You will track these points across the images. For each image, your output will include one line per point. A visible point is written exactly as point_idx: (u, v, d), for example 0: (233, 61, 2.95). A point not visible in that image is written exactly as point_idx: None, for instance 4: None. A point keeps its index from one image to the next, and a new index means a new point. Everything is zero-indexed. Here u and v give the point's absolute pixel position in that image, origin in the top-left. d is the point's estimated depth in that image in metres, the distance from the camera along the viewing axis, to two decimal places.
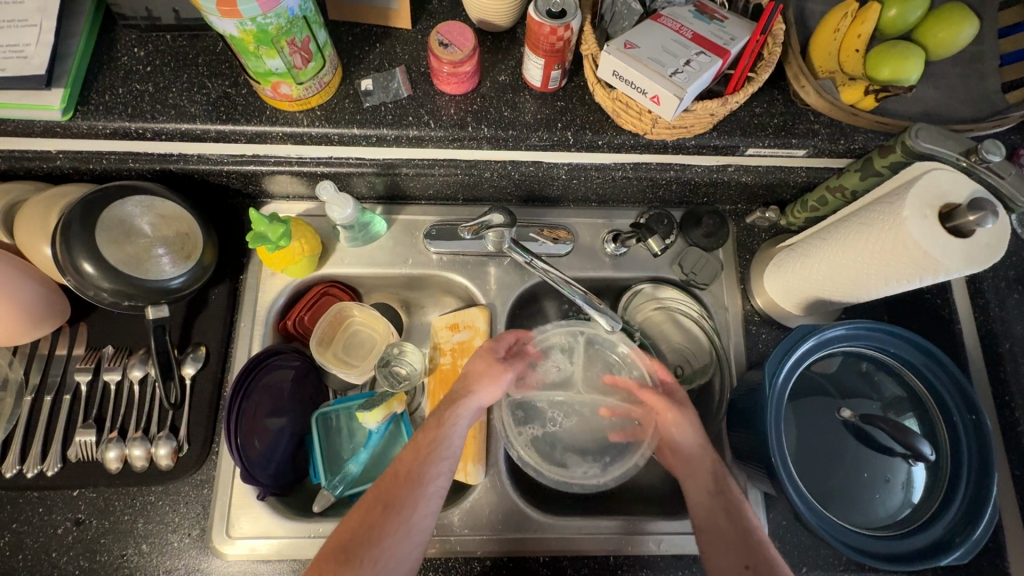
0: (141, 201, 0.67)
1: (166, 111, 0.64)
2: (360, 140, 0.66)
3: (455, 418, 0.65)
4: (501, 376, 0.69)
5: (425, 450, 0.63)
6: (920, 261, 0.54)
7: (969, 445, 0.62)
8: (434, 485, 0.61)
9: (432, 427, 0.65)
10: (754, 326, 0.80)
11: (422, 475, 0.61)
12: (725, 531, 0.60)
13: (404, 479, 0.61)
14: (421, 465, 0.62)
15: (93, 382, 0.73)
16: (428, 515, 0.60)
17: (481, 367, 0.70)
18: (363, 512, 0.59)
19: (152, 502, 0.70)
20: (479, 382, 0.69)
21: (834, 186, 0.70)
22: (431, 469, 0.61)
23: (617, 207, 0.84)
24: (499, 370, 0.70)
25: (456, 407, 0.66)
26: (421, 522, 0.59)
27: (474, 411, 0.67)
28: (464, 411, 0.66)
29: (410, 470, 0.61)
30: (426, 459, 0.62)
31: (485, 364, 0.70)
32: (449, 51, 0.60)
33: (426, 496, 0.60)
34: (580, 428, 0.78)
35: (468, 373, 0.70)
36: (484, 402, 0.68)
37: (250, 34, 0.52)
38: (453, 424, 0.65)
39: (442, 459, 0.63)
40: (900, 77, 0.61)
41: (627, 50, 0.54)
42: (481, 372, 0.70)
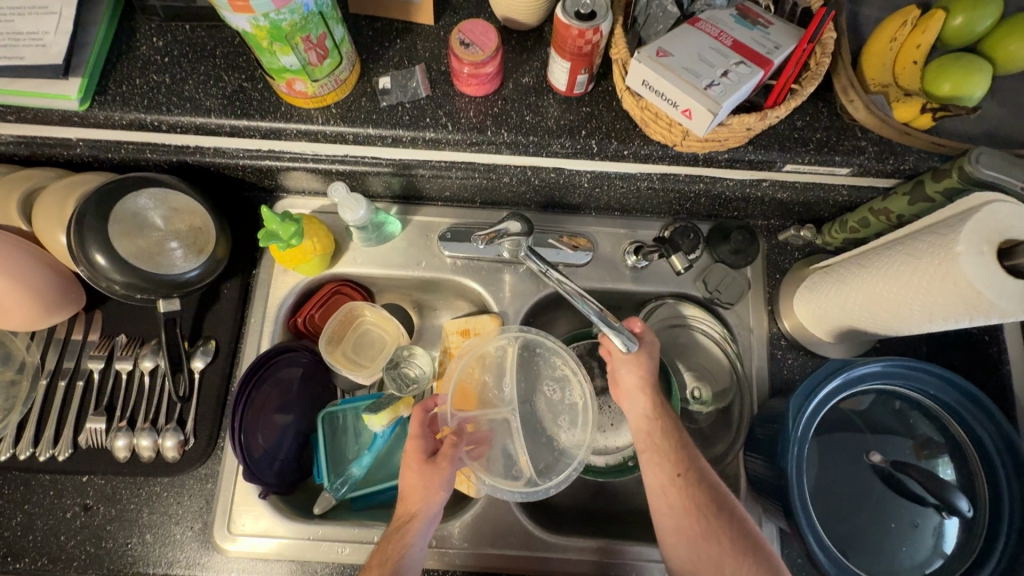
0: (155, 193, 0.67)
1: (181, 103, 0.62)
2: (376, 140, 0.64)
3: (400, 553, 0.59)
4: (439, 482, 0.62)
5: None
6: (973, 303, 0.49)
7: (1012, 501, 0.57)
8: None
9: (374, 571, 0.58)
10: (780, 350, 0.75)
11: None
12: (659, 444, 0.63)
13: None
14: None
15: (106, 370, 0.74)
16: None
17: (413, 483, 0.63)
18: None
19: (158, 493, 0.71)
20: (415, 503, 0.62)
21: (877, 209, 0.65)
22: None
23: (641, 218, 0.80)
24: (433, 476, 0.62)
25: (402, 537, 0.60)
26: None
27: (425, 530, 0.61)
28: (409, 541, 0.59)
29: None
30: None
31: (419, 476, 0.63)
32: (471, 51, 0.57)
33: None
34: (538, 438, 0.74)
35: (403, 494, 0.63)
36: (431, 516, 0.61)
37: (263, 30, 0.50)
38: (397, 561, 0.58)
39: None
40: (961, 94, 0.56)
41: (659, 58, 0.49)
42: (415, 490, 0.62)
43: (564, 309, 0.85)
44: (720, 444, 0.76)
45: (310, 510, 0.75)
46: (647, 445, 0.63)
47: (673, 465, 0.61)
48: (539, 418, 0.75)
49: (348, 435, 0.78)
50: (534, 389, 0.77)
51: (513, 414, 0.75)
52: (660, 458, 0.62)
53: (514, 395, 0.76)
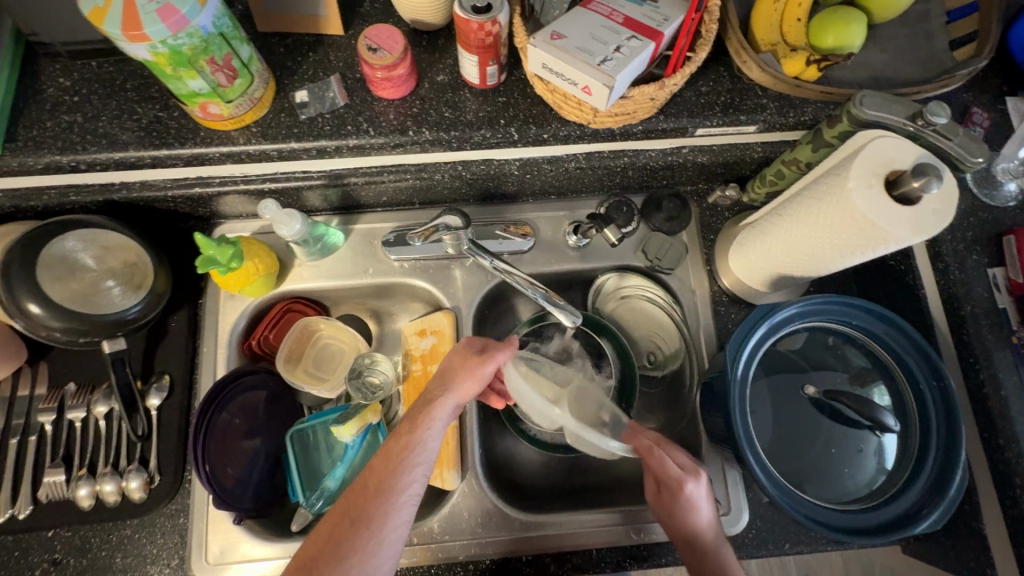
0: (83, 235, 0.66)
1: (97, 140, 0.62)
2: (301, 153, 0.64)
3: (426, 422, 0.58)
4: (479, 372, 0.61)
5: (396, 458, 0.56)
6: (870, 233, 0.53)
7: (937, 411, 0.61)
8: (405, 495, 0.54)
9: (401, 435, 0.58)
10: (723, 306, 0.79)
11: (391, 486, 0.54)
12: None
13: (373, 490, 0.54)
14: (391, 473, 0.55)
15: (58, 421, 0.72)
16: (401, 524, 0.53)
17: (457, 363, 0.63)
18: (332, 526, 0.53)
19: (129, 536, 0.70)
20: (454, 381, 0.61)
21: (788, 160, 0.68)
22: (401, 480, 0.54)
23: (578, 198, 0.83)
24: (475, 364, 0.62)
25: (430, 408, 0.59)
26: (393, 535, 0.52)
27: (451, 410, 0.60)
28: (436, 414, 0.59)
29: (380, 482, 0.54)
30: (398, 468, 0.55)
31: (462, 360, 0.62)
32: (379, 56, 0.59)
33: (398, 508, 0.53)
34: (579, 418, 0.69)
35: (446, 369, 0.62)
36: (459, 399, 0.61)
37: (163, 56, 0.50)
38: (425, 431, 0.58)
39: (414, 467, 0.56)
40: (844, 45, 0.60)
41: (553, 41, 0.52)
42: (459, 370, 0.62)
43: (516, 297, 0.86)
44: (679, 404, 0.80)
45: (287, 530, 0.75)
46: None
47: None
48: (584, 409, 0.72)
49: (320, 450, 0.78)
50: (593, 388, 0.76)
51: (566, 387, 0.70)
52: None
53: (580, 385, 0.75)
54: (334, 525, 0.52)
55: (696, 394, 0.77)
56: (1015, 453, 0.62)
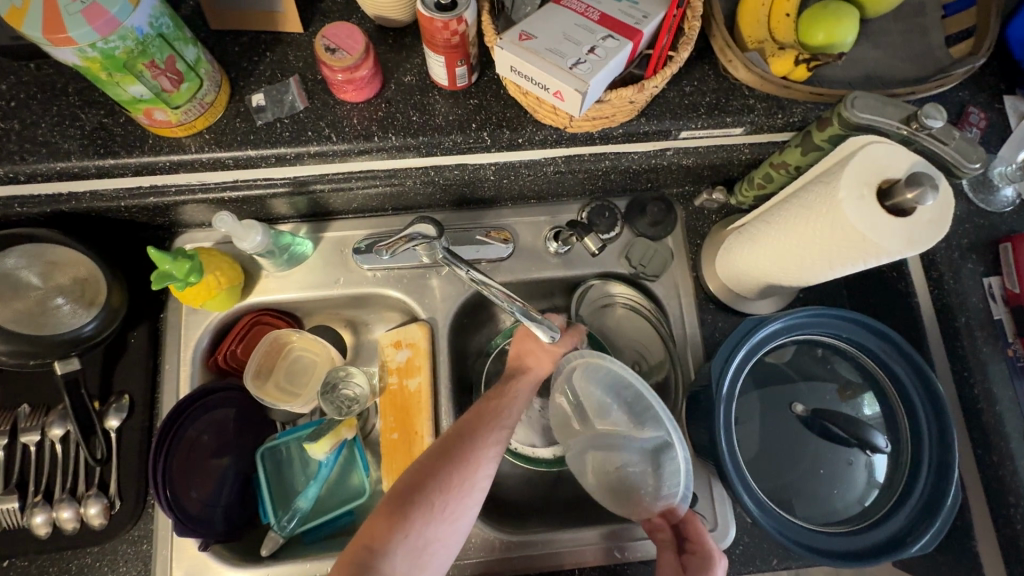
0: (28, 251, 0.63)
1: (38, 149, 0.58)
2: (259, 161, 0.60)
3: (513, 388, 0.62)
4: (560, 354, 0.65)
5: (485, 417, 0.58)
6: (861, 246, 0.50)
7: (929, 428, 0.59)
8: (491, 450, 0.56)
9: (489, 398, 0.61)
10: (709, 314, 0.76)
11: (484, 438, 0.57)
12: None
13: (467, 437, 0.56)
14: (481, 427, 0.58)
15: (11, 444, 0.68)
16: (487, 476, 0.56)
17: (536, 345, 0.67)
18: (423, 466, 0.55)
19: (89, 564, 0.66)
20: (534, 360, 0.65)
21: (777, 162, 0.65)
22: (493, 434, 0.57)
23: (559, 202, 0.79)
24: (555, 349, 0.65)
25: (514, 382, 0.63)
26: (482, 482, 0.55)
27: (533, 385, 0.64)
28: (522, 385, 0.63)
29: (474, 433, 0.57)
30: (488, 423, 0.58)
31: (542, 343, 0.67)
32: (338, 57, 0.54)
33: (488, 459, 0.56)
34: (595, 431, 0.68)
35: (524, 348, 0.66)
36: (540, 376, 0.65)
37: (94, 62, 0.46)
38: (511, 397, 0.61)
39: (501, 427, 0.58)
40: (835, 43, 0.57)
41: (522, 42, 0.48)
42: (540, 351, 0.65)
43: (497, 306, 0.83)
44: None
45: (258, 553, 0.72)
46: None
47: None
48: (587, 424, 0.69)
49: (293, 468, 0.75)
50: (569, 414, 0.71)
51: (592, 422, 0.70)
52: None
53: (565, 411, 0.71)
54: (427, 463, 0.55)
55: (682, 406, 0.74)
56: (1009, 471, 0.60)
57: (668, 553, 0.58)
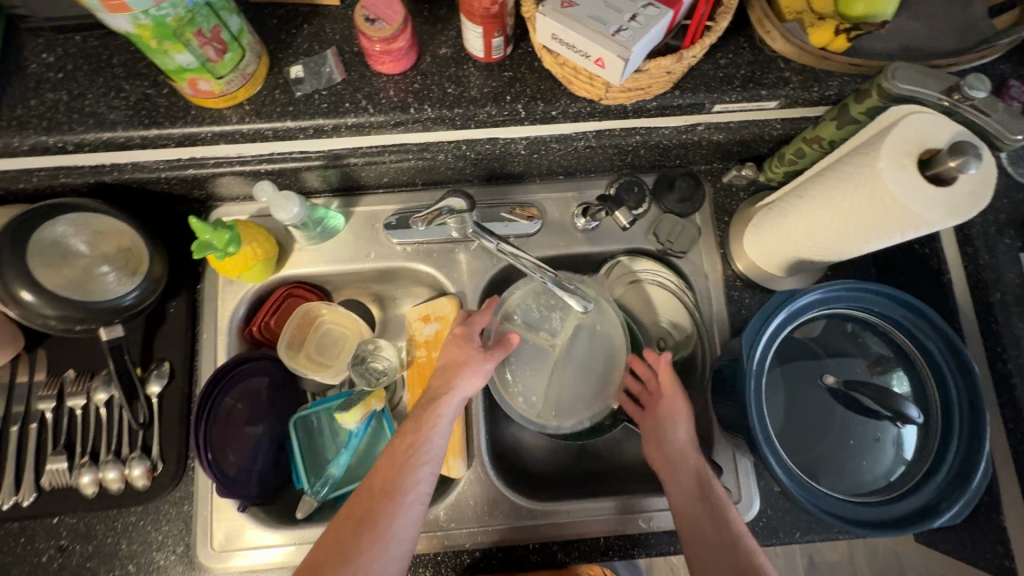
0: (74, 219, 0.64)
1: (84, 120, 0.59)
2: (297, 133, 0.62)
3: (433, 420, 0.61)
4: (481, 367, 0.64)
5: (400, 461, 0.58)
6: (899, 217, 0.50)
7: (961, 401, 0.59)
8: (412, 494, 0.56)
9: (407, 434, 0.60)
10: (736, 291, 0.76)
11: (398, 488, 0.56)
12: (711, 540, 0.56)
13: (380, 490, 0.56)
14: (398, 473, 0.57)
15: (59, 408, 0.71)
16: (409, 524, 0.55)
17: (458, 357, 0.65)
18: (338, 531, 0.54)
19: (134, 523, 0.69)
20: (453, 380, 0.63)
21: (810, 137, 0.65)
22: (408, 479, 0.57)
23: (586, 178, 0.79)
24: (474, 357, 0.64)
25: (435, 408, 0.61)
26: (401, 532, 0.55)
27: (459, 403, 0.63)
28: (444, 411, 0.61)
29: (387, 483, 0.57)
30: (403, 468, 0.57)
31: (463, 354, 0.65)
32: (378, 27, 0.55)
33: (406, 506, 0.56)
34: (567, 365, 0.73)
35: (446, 366, 0.65)
36: (465, 395, 0.63)
37: (147, 29, 0.47)
38: (428, 431, 0.60)
39: (421, 466, 0.58)
40: (876, 13, 0.56)
41: (565, 10, 0.48)
42: (459, 365, 0.64)
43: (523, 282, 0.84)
44: (690, 390, 0.78)
45: (292, 517, 0.75)
46: (694, 524, 0.58)
47: (732, 564, 0.54)
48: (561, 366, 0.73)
49: (323, 437, 0.77)
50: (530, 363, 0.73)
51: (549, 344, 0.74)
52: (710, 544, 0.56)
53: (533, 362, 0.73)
54: (341, 528, 0.54)
55: (708, 381, 0.75)
56: None
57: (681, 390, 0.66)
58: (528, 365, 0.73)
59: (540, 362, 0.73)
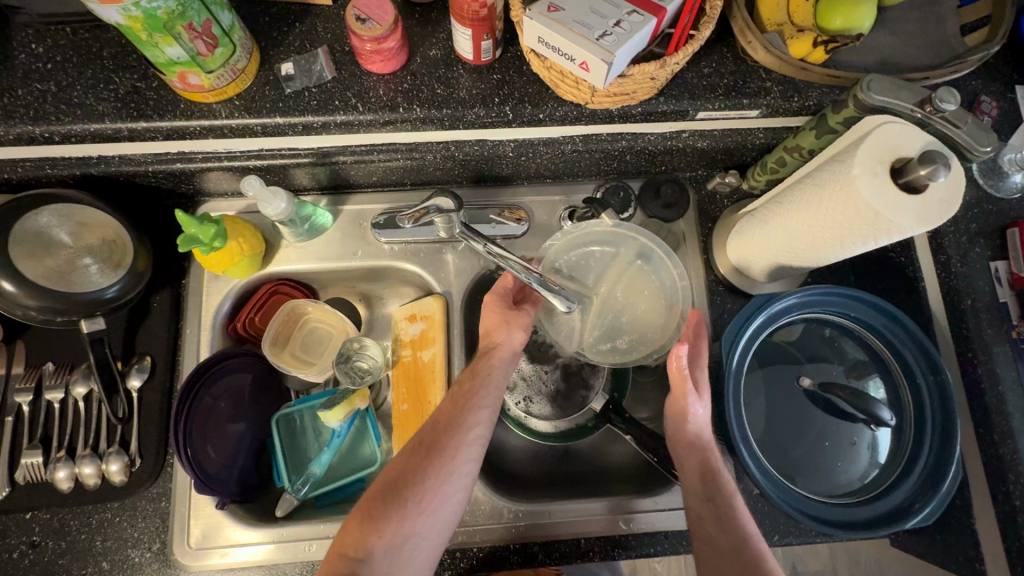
0: (57, 210, 0.64)
1: (72, 110, 0.59)
2: (286, 129, 0.62)
3: (489, 370, 0.64)
4: (522, 321, 0.69)
5: (462, 401, 0.61)
6: (873, 222, 0.51)
7: (933, 404, 0.61)
8: (473, 433, 0.60)
9: (467, 379, 0.64)
10: (719, 296, 0.77)
11: (461, 424, 0.60)
12: (719, 544, 0.55)
13: (444, 426, 0.59)
14: (459, 412, 0.61)
15: (37, 401, 0.70)
16: (470, 460, 0.58)
17: (503, 315, 0.68)
18: (407, 457, 0.58)
19: (109, 519, 0.68)
20: (500, 334, 0.67)
21: (791, 146, 0.66)
22: (470, 418, 0.60)
23: (574, 182, 0.81)
24: (524, 316, 0.69)
25: (491, 357, 0.65)
26: (463, 466, 0.58)
27: (510, 357, 0.67)
28: (497, 362, 0.65)
29: (450, 420, 0.60)
30: (465, 407, 0.61)
31: (505, 312, 0.69)
32: (369, 27, 0.56)
33: (467, 443, 0.59)
34: (604, 330, 0.74)
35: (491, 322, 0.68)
36: (514, 348, 0.67)
37: (137, 21, 0.48)
38: (486, 376, 0.64)
39: (481, 408, 0.61)
40: (852, 27, 0.58)
41: (550, 14, 0.50)
42: (501, 324, 0.67)
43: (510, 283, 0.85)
44: None
45: (272, 515, 0.74)
46: (703, 534, 0.57)
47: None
48: (596, 329, 0.74)
49: (306, 435, 0.77)
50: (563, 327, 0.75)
51: (591, 296, 0.75)
52: (719, 557, 0.55)
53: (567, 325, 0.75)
54: (409, 456, 0.58)
55: None
56: (1010, 449, 0.62)
57: (685, 387, 0.59)
58: (567, 315, 0.75)
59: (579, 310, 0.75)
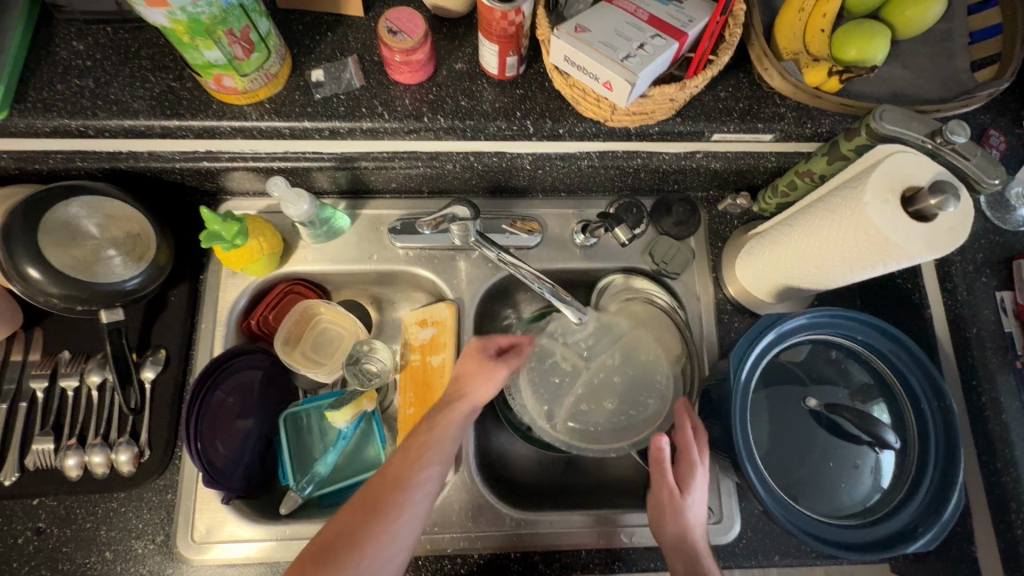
0: (87, 201, 0.65)
1: (108, 106, 0.61)
2: (313, 133, 0.64)
3: (445, 423, 0.61)
4: (494, 374, 0.65)
5: (414, 455, 0.58)
6: (883, 248, 0.52)
7: (937, 429, 0.61)
8: (421, 491, 0.56)
9: (422, 431, 0.61)
10: (726, 315, 0.78)
11: (410, 481, 0.56)
12: None
13: (392, 481, 0.56)
14: (409, 468, 0.57)
15: (51, 388, 0.72)
16: (415, 520, 0.55)
17: (474, 367, 0.66)
18: (348, 515, 0.54)
19: (114, 509, 0.69)
20: (467, 386, 0.64)
21: (802, 171, 0.68)
22: (419, 475, 0.57)
23: (588, 198, 0.82)
24: (493, 371, 0.65)
25: (451, 408, 0.62)
26: (408, 526, 0.54)
27: (472, 410, 0.63)
28: (456, 413, 0.62)
29: (399, 476, 0.57)
30: (415, 463, 0.58)
31: (477, 364, 0.66)
32: (399, 39, 0.58)
33: (414, 501, 0.55)
34: (589, 392, 0.73)
35: (460, 374, 0.66)
36: (478, 401, 0.63)
37: (181, 24, 0.50)
38: (443, 429, 0.61)
39: (432, 463, 0.58)
40: (866, 58, 0.60)
41: (577, 34, 0.52)
42: (471, 373, 0.65)
43: (520, 293, 0.86)
44: None
45: (275, 512, 0.74)
46: None
47: None
48: (581, 391, 0.74)
49: (312, 435, 0.77)
50: (548, 385, 0.75)
51: (580, 362, 0.75)
52: None
53: (556, 386, 0.74)
54: (351, 513, 0.54)
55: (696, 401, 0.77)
56: (1012, 478, 0.63)
57: (662, 483, 0.60)
58: (552, 379, 0.75)
59: (568, 375, 0.75)
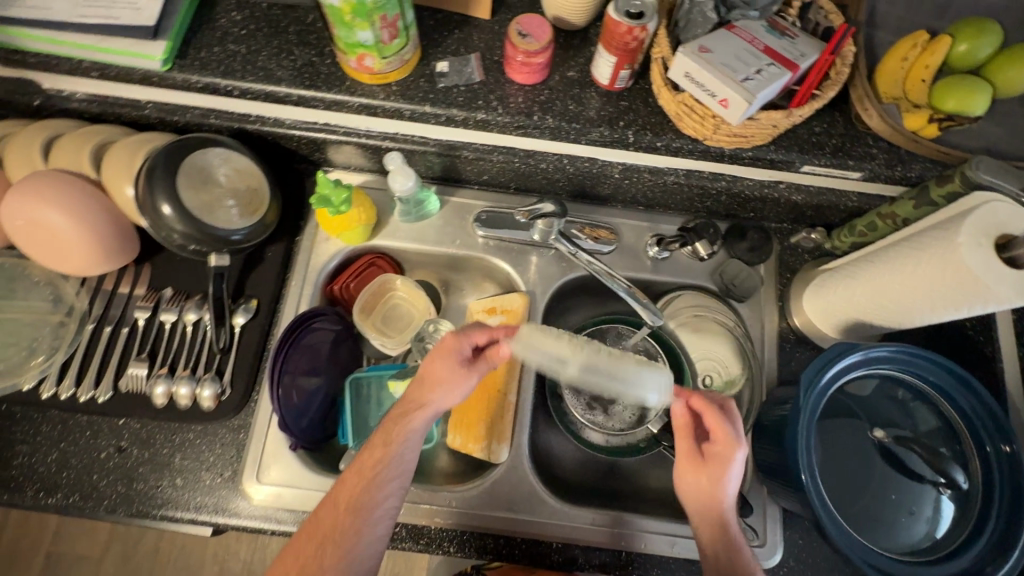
0: (220, 153, 0.71)
1: (254, 71, 0.68)
2: (430, 118, 0.69)
3: (401, 436, 0.60)
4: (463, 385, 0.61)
5: (369, 474, 0.59)
6: (971, 288, 0.54)
7: (1002, 476, 0.61)
8: (379, 511, 0.59)
9: (377, 446, 0.60)
10: (789, 344, 0.80)
11: (365, 505, 0.58)
12: None
13: (347, 506, 0.58)
14: (364, 490, 0.59)
15: (151, 320, 0.78)
16: (376, 537, 0.59)
17: (443, 373, 0.61)
18: (307, 539, 0.58)
19: (190, 440, 0.73)
20: (428, 396, 0.60)
21: (885, 213, 0.70)
22: (375, 497, 0.59)
23: (663, 213, 0.86)
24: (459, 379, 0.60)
25: (408, 419, 0.60)
26: (367, 545, 0.58)
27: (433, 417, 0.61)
28: (414, 426, 0.60)
29: (353, 499, 0.59)
30: (370, 484, 0.59)
31: (450, 365, 0.61)
32: (527, 41, 0.63)
33: (372, 523, 0.58)
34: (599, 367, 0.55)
35: (424, 376, 0.62)
36: (440, 408, 0.61)
37: (349, 5, 0.56)
38: (399, 445, 0.60)
39: (390, 481, 0.59)
40: (966, 109, 0.61)
41: (702, 54, 0.57)
42: (434, 383, 0.61)
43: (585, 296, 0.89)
44: None
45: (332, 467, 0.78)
46: None
47: None
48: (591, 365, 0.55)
49: (374, 402, 0.80)
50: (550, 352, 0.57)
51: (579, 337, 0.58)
52: None
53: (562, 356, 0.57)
54: (310, 536, 0.58)
55: (750, 423, 0.78)
56: None
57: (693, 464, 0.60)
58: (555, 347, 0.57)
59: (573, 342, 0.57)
